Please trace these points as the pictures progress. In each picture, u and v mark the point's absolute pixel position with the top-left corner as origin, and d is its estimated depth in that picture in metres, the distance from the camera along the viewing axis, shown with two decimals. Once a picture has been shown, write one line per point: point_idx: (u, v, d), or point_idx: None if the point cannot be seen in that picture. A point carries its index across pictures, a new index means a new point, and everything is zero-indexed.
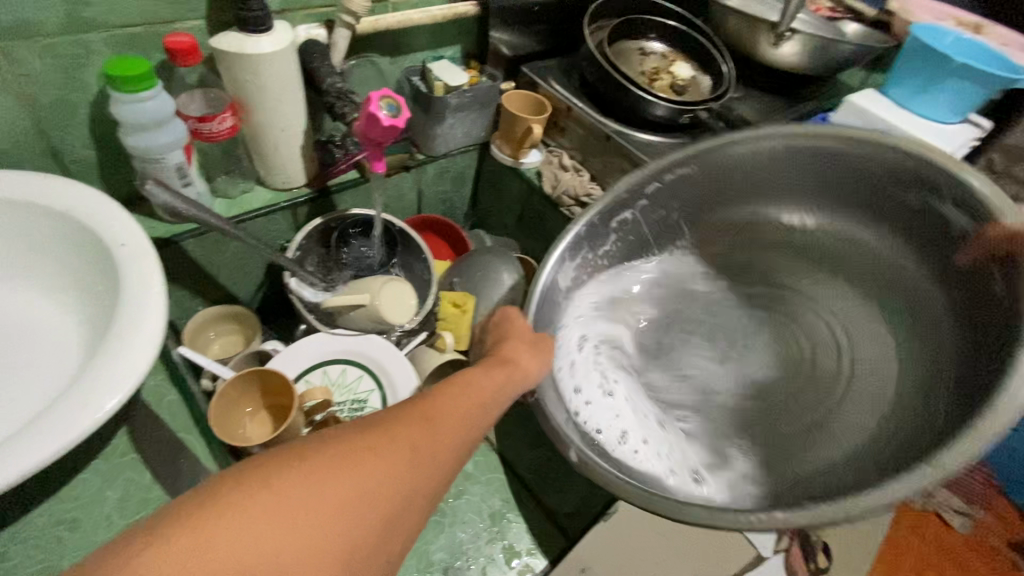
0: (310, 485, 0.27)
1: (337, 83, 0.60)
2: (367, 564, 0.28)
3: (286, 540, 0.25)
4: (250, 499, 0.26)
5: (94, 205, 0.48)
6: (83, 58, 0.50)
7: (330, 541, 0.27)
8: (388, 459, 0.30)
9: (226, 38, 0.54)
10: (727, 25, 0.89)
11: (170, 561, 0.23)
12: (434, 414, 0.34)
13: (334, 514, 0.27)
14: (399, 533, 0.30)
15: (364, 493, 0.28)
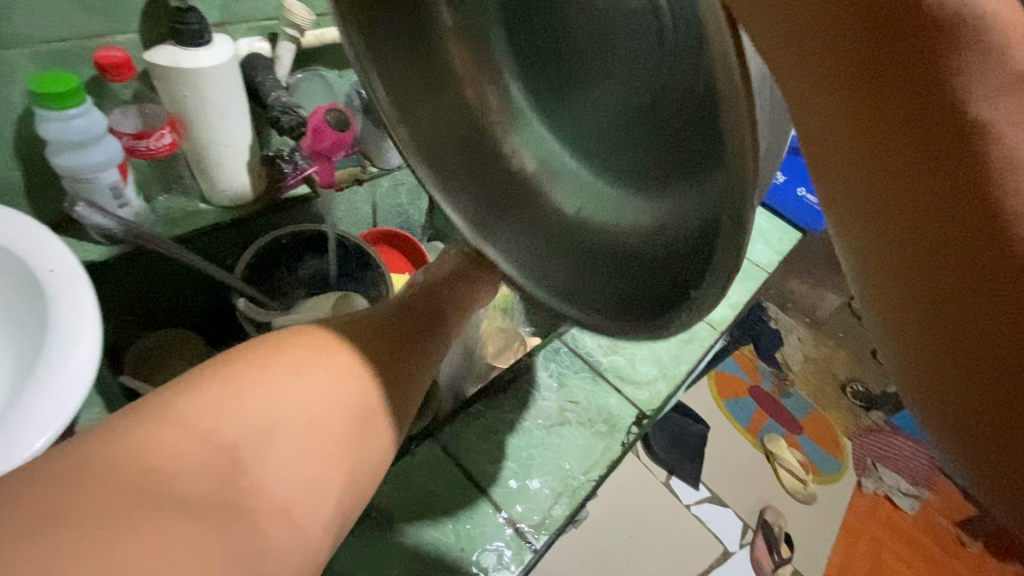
0: (312, 365, 0.32)
1: (282, 96, 0.59)
2: (371, 428, 0.33)
3: (302, 408, 0.30)
4: (262, 370, 0.30)
5: (17, 229, 0.45)
6: (4, 75, 0.47)
7: (330, 405, 0.31)
8: (375, 349, 0.35)
9: (161, 52, 0.52)
10: None
11: (195, 419, 0.27)
12: (404, 316, 0.39)
13: (338, 388, 0.32)
14: (393, 400, 0.35)
15: (355, 373, 0.33)
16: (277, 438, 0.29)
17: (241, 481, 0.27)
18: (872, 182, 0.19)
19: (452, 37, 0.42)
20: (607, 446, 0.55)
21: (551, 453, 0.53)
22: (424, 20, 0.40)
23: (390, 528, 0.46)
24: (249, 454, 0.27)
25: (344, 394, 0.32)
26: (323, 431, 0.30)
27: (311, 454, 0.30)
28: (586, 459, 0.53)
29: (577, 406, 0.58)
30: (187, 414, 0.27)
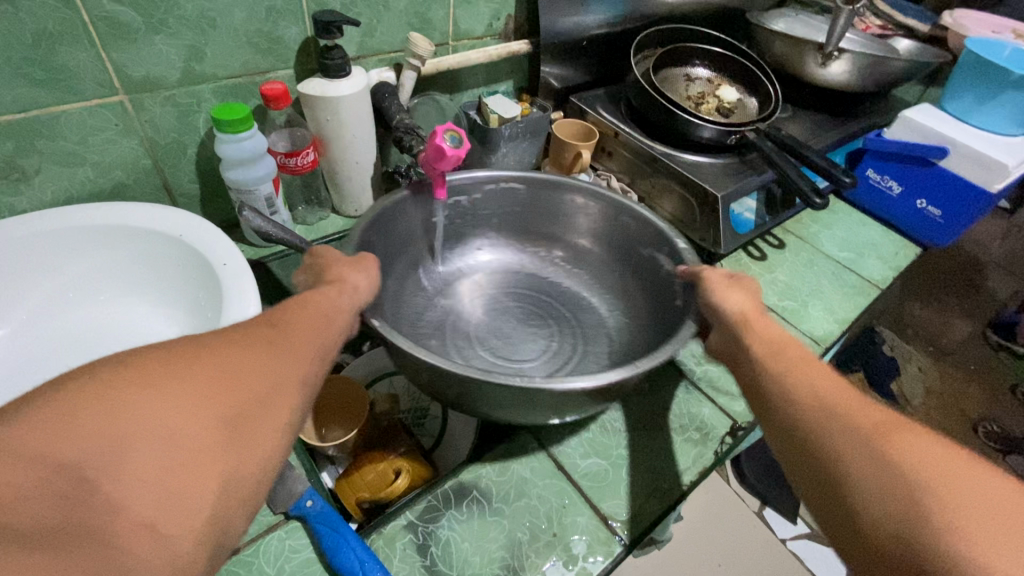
0: (172, 366, 0.29)
1: (405, 119, 0.66)
2: (255, 430, 0.30)
3: (168, 407, 0.27)
4: (113, 372, 0.27)
5: (201, 231, 0.55)
6: (195, 105, 0.58)
7: (203, 412, 0.28)
8: (242, 352, 0.32)
9: (310, 83, 0.61)
10: (774, 48, 0.92)
11: (43, 447, 0.23)
12: (278, 321, 0.37)
13: (203, 399, 0.28)
14: (280, 401, 0.32)
15: (230, 376, 0.30)
16: (136, 455, 0.25)
17: (95, 502, 0.24)
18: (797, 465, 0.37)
19: (550, 236, 0.75)
20: (700, 453, 0.55)
21: (643, 455, 0.54)
22: (554, 215, 0.73)
23: (488, 507, 0.49)
24: (103, 473, 0.24)
25: (219, 395, 0.29)
26: (191, 434, 0.27)
27: (179, 461, 0.26)
28: (677, 464, 0.54)
29: (669, 413, 0.58)
30: (39, 443, 0.23)
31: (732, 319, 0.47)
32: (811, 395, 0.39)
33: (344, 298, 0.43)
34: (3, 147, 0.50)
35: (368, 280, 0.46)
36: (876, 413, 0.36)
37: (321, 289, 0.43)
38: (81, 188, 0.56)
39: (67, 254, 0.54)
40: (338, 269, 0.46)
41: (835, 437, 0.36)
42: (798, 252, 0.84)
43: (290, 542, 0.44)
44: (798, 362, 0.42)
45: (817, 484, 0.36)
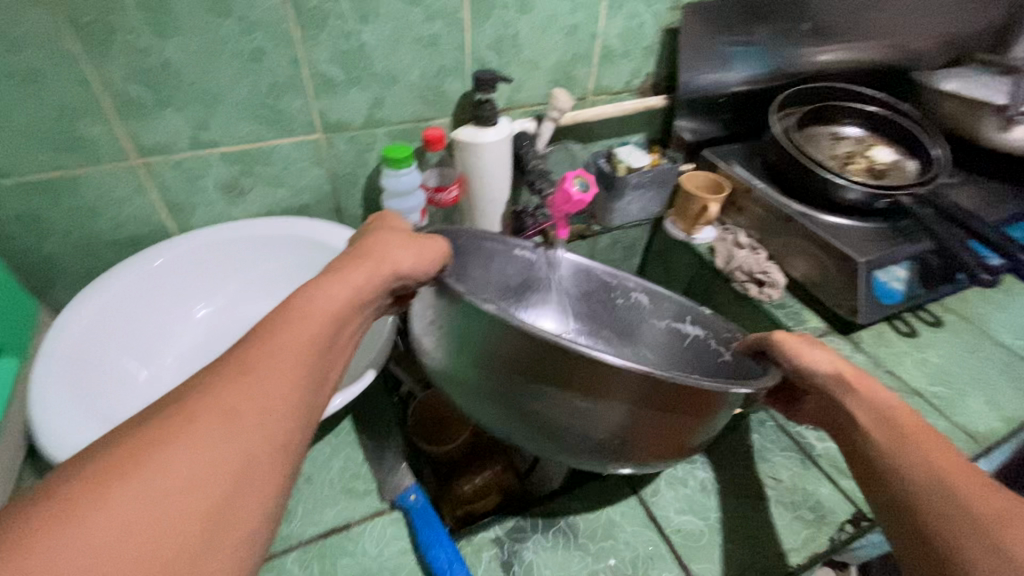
0: (114, 486, 0.24)
1: (539, 164, 0.73)
2: (241, 512, 0.27)
3: (82, 564, 0.22)
4: (68, 508, 0.23)
5: None
6: (370, 144, 0.69)
7: (170, 519, 0.24)
8: (214, 419, 0.28)
9: (463, 130, 0.70)
10: (945, 109, 0.84)
11: None
12: (261, 356, 0.32)
13: (167, 507, 0.25)
14: (266, 467, 0.28)
15: (175, 483, 0.25)
16: None
17: None
18: (893, 513, 0.37)
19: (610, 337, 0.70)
20: (811, 535, 0.50)
21: (745, 524, 0.51)
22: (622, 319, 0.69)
23: (573, 541, 0.49)
24: None
25: (183, 487, 0.25)
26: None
27: None
28: (781, 543, 0.50)
29: (782, 488, 0.54)
30: None
31: (828, 382, 0.46)
32: (911, 459, 0.37)
33: (362, 291, 0.41)
34: (232, 169, 0.64)
35: (367, 283, 0.42)
36: (979, 481, 0.35)
37: (320, 296, 0.38)
38: (277, 205, 0.70)
39: (262, 255, 0.67)
40: (370, 259, 0.44)
41: (930, 495, 0.35)
42: (959, 333, 0.73)
43: (391, 530, 0.49)
44: (904, 427, 0.40)
45: (896, 523, 0.36)
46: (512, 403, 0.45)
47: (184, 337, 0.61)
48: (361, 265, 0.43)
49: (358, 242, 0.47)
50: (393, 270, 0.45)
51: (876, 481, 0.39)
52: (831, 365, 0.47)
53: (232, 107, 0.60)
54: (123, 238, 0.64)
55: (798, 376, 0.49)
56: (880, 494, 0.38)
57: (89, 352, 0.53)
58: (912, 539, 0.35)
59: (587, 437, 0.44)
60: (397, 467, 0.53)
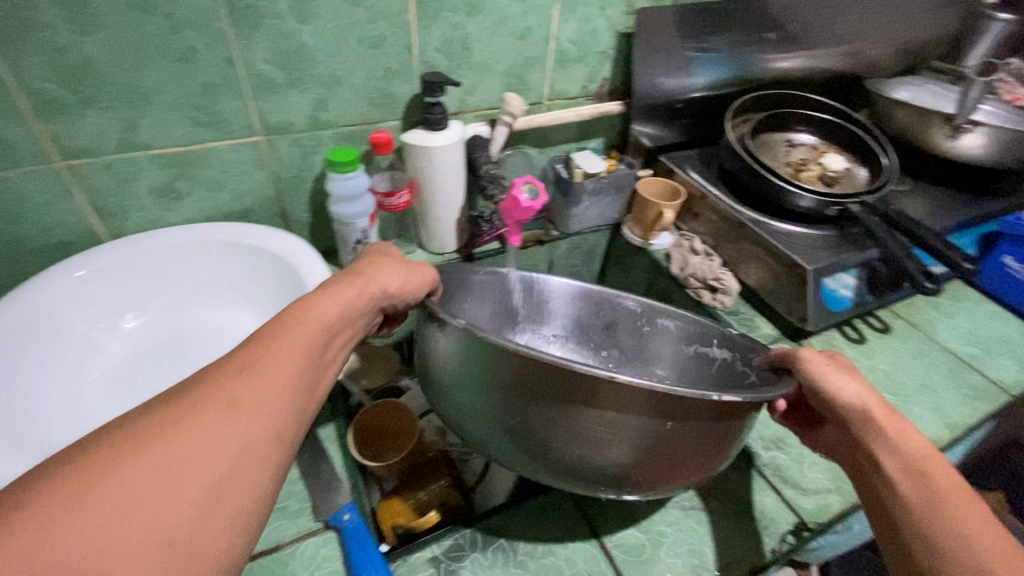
0: (95, 478, 0.24)
1: (491, 169, 0.72)
2: (217, 517, 0.26)
3: (55, 556, 0.22)
4: (50, 493, 0.23)
5: (301, 254, 0.63)
6: (315, 147, 0.67)
7: (151, 516, 0.24)
8: (207, 417, 0.27)
9: (412, 133, 0.68)
10: (895, 117, 0.86)
11: None
12: (257, 359, 0.31)
13: (147, 500, 0.24)
14: (250, 473, 0.28)
15: (167, 476, 0.25)
16: None
17: None
18: (912, 570, 0.37)
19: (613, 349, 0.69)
20: (753, 547, 0.50)
21: (688, 536, 0.51)
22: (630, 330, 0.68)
23: (513, 558, 0.48)
24: None
25: (167, 484, 0.25)
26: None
27: None
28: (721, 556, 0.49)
29: (727, 498, 0.54)
30: None
31: (855, 419, 0.44)
32: (937, 516, 0.37)
33: (360, 301, 0.41)
34: (166, 172, 0.61)
35: (360, 297, 0.41)
36: (1011, 551, 0.34)
37: (315, 306, 0.38)
38: (217, 209, 0.67)
39: (198, 262, 0.64)
40: (371, 272, 0.44)
41: (933, 535, 0.36)
42: (907, 339, 0.75)
43: (324, 551, 0.47)
44: (933, 477, 0.39)
45: (898, 556, 0.38)
46: (520, 435, 0.43)
47: (112, 350, 0.58)
48: (355, 279, 0.42)
49: (355, 261, 0.46)
50: (389, 286, 0.45)
51: (894, 533, 0.39)
52: (858, 397, 0.44)
53: (163, 108, 0.57)
54: (47, 244, 0.61)
55: (823, 405, 0.47)
56: (897, 546, 0.38)
57: (5, 365, 0.50)
58: None
59: (601, 467, 0.43)
60: (332, 483, 0.51)
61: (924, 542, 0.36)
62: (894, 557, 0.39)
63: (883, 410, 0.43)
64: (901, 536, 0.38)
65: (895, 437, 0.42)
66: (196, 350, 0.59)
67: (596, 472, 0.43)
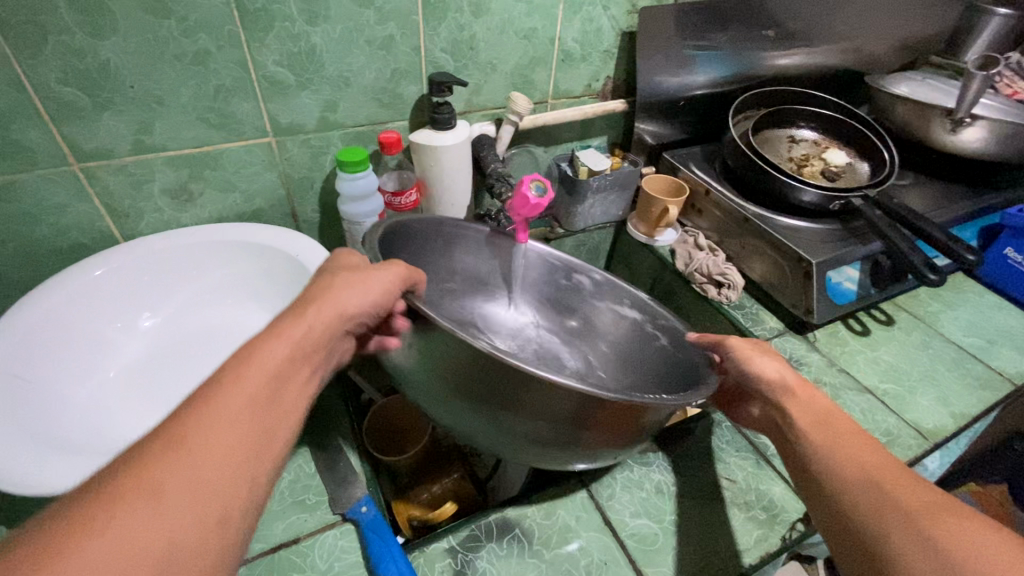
0: None
1: (498, 168, 0.72)
2: None
3: None
4: None
5: (313, 253, 0.64)
6: (325, 148, 0.68)
7: None
8: (133, 509, 0.26)
9: (420, 133, 0.69)
10: (896, 112, 0.87)
11: None
12: (191, 432, 0.29)
13: None
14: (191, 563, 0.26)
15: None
16: None
17: None
18: (825, 511, 0.39)
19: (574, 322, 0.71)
20: (764, 535, 0.51)
21: (699, 524, 0.52)
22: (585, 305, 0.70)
23: (528, 547, 0.49)
24: None
25: None
26: None
27: None
28: (734, 544, 0.50)
29: (737, 487, 0.55)
30: None
31: (769, 387, 0.48)
32: (839, 456, 0.40)
33: (311, 336, 0.38)
34: (179, 173, 0.62)
35: (325, 329, 0.40)
36: (900, 474, 0.37)
37: (274, 346, 0.36)
38: (229, 210, 0.68)
39: (211, 261, 0.65)
40: (325, 297, 0.41)
41: (836, 474, 0.39)
42: (910, 331, 0.75)
43: (343, 543, 0.48)
44: (833, 426, 0.43)
45: (815, 504, 0.40)
46: (464, 403, 0.44)
47: (127, 350, 0.58)
48: (317, 307, 0.40)
49: (311, 284, 0.43)
50: (347, 309, 0.42)
51: (808, 480, 0.41)
52: (775, 372, 0.48)
53: (176, 111, 0.58)
54: (63, 246, 0.61)
55: (750, 381, 0.50)
56: (814, 492, 0.40)
57: (26, 367, 0.50)
58: (841, 536, 0.37)
59: (539, 433, 0.43)
60: (348, 477, 0.52)
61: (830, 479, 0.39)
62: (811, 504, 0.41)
63: (800, 383, 0.47)
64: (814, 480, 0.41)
65: (796, 398, 0.46)
66: (211, 348, 0.60)
67: (535, 440, 0.44)
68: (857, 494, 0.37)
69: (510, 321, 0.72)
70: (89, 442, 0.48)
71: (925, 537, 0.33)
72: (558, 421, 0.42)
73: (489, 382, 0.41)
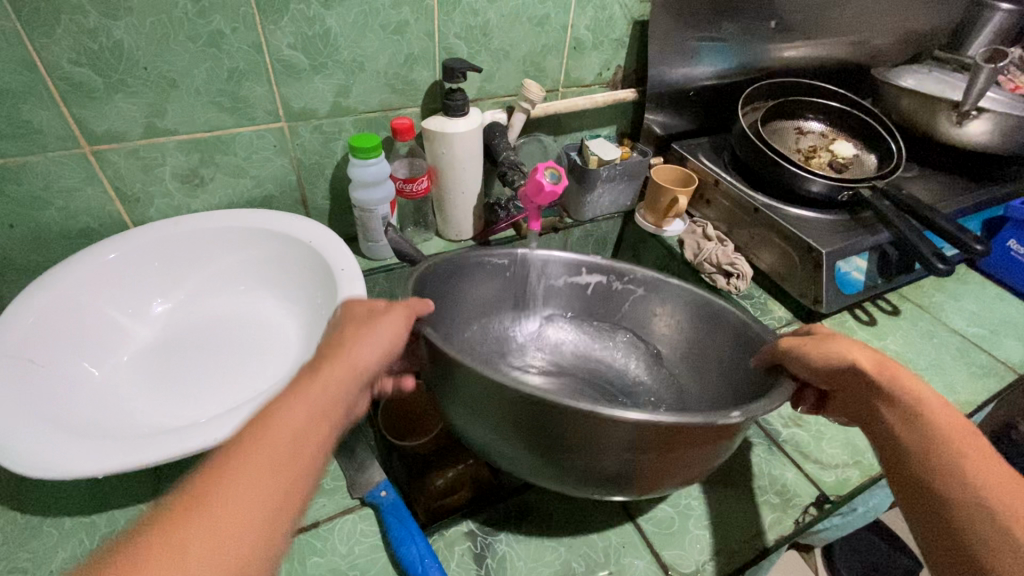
0: None
1: (510, 156, 0.72)
2: None
3: None
4: None
5: (326, 240, 0.63)
6: (337, 134, 0.68)
7: None
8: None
9: (432, 120, 0.69)
10: (903, 105, 0.87)
11: None
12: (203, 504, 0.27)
13: None
14: None
15: None
16: None
17: None
18: (930, 521, 0.39)
19: (615, 334, 0.70)
20: (777, 519, 0.51)
21: (713, 509, 0.52)
22: (620, 316, 0.69)
23: (546, 531, 0.49)
24: None
25: None
26: None
27: None
28: (749, 527, 0.51)
29: (749, 472, 0.56)
30: None
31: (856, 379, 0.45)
32: (951, 467, 0.39)
33: (334, 388, 0.36)
34: (191, 158, 0.62)
35: (343, 382, 0.36)
36: (1021, 500, 0.36)
37: (289, 408, 0.33)
38: (240, 196, 0.68)
39: (220, 248, 0.64)
40: (345, 337, 0.39)
41: (949, 487, 0.38)
42: (916, 322, 0.76)
43: (361, 527, 0.48)
44: (942, 433, 0.41)
45: (920, 510, 0.40)
46: (515, 439, 0.42)
47: (137, 336, 0.58)
48: (333, 362, 0.37)
49: (329, 335, 0.41)
50: (369, 361, 0.39)
51: (910, 488, 0.41)
52: (853, 361, 0.44)
53: (189, 94, 0.57)
54: (73, 230, 0.61)
55: (825, 377, 0.46)
56: (917, 501, 0.40)
57: (41, 353, 0.50)
58: (944, 549, 0.38)
59: (595, 463, 0.41)
60: (365, 462, 0.52)
61: (941, 492, 0.38)
62: (910, 509, 0.41)
63: (880, 374, 0.44)
64: (919, 488, 0.40)
65: (899, 395, 0.43)
66: (224, 334, 0.60)
67: (593, 473, 0.42)
68: (972, 518, 0.36)
69: (541, 335, 0.72)
70: (105, 426, 0.47)
71: None
72: (617, 453, 0.40)
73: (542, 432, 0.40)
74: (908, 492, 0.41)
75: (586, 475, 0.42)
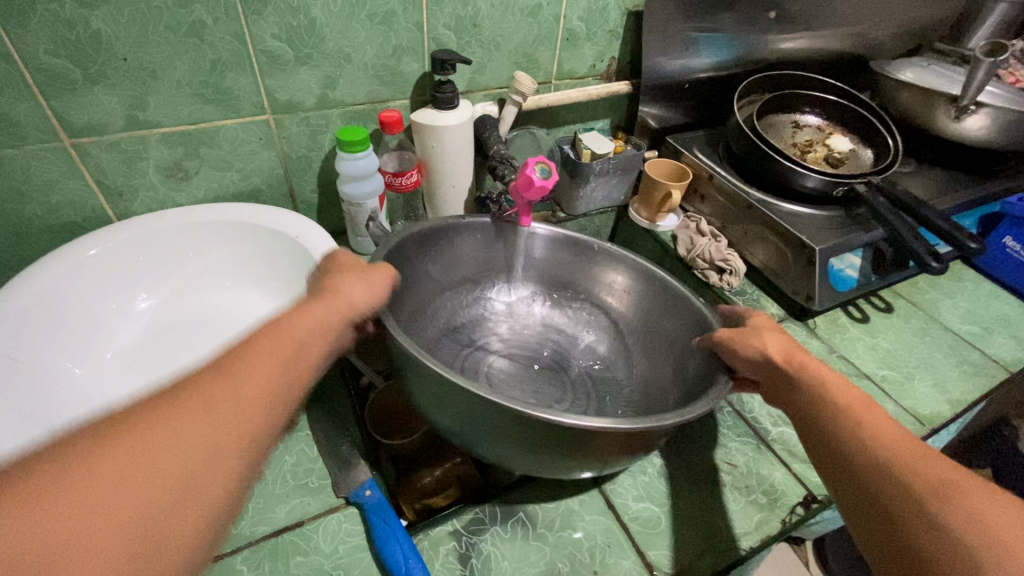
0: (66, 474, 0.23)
1: (501, 150, 0.70)
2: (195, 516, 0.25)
3: (79, 505, 0.22)
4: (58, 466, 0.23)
5: (313, 235, 0.62)
6: (324, 127, 0.67)
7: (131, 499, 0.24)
8: (189, 412, 0.28)
9: (421, 112, 0.67)
10: (901, 98, 0.86)
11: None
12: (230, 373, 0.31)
13: (141, 461, 0.24)
14: (222, 474, 0.27)
15: (137, 467, 0.24)
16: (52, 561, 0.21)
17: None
18: (850, 493, 0.39)
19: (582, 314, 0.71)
20: (764, 518, 0.51)
21: (699, 508, 0.52)
22: (589, 294, 0.70)
23: (532, 531, 0.49)
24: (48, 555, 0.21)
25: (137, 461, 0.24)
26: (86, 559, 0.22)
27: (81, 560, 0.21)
28: (735, 526, 0.50)
29: (736, 468, 0.56)
30: None
31: (773, 368, 0.47)
32: (852, 428, 0.41)
33: (330, 311, 0.40)
34: (175, 151, 0.61)
35: (336, 315, 0.41)
36: (913, 448, 0.39)
37: (296, 323, 0.37)
38: (225, 190, 0.67)
39: (207, 242, 0.64)
40: (338, 280, 0.44)
41: (853, 449, 0.40)
42: (908, 319, 0.76)
43: (346, 526, 0.47)
44: (838, 398, 0.43)
45: (840, 490, 0.40)
46: (486, 438, 0.44)
47: (124, 332, 0.57)
48: (328, 298, 0.42)
49: (318, 284, 0.45)
50: (358, 301, 0.43)
51: (830, 465, 0.41)
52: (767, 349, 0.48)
53: (171, 85, 0.56)
54: (55, 224, 0.60)
55: (757, 367, 0.48)
56: (836, 473, 0.41)
57: (26, 352, 0.49)
58: (863, 517, 0.38)
59: (565, 461, 0.43)
60: (351, 461, 0.51)
61: (852, 456, 0.40)
62: (833, 487, 0.41)
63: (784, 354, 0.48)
64: (837, 462, 0.41)
65: (801, 369, 0.46)
66: (209, 330, 0.59)
67: (556, 464, 0.44)
68: (876, 469, 0.38)
69: (507, 311, 0.72)
70: None
71: (936, 516, 0.34)
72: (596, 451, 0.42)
73: (515, 433, 0.42)
74: (826, 467, 0.42)
75: (547, 464, 0.44)
